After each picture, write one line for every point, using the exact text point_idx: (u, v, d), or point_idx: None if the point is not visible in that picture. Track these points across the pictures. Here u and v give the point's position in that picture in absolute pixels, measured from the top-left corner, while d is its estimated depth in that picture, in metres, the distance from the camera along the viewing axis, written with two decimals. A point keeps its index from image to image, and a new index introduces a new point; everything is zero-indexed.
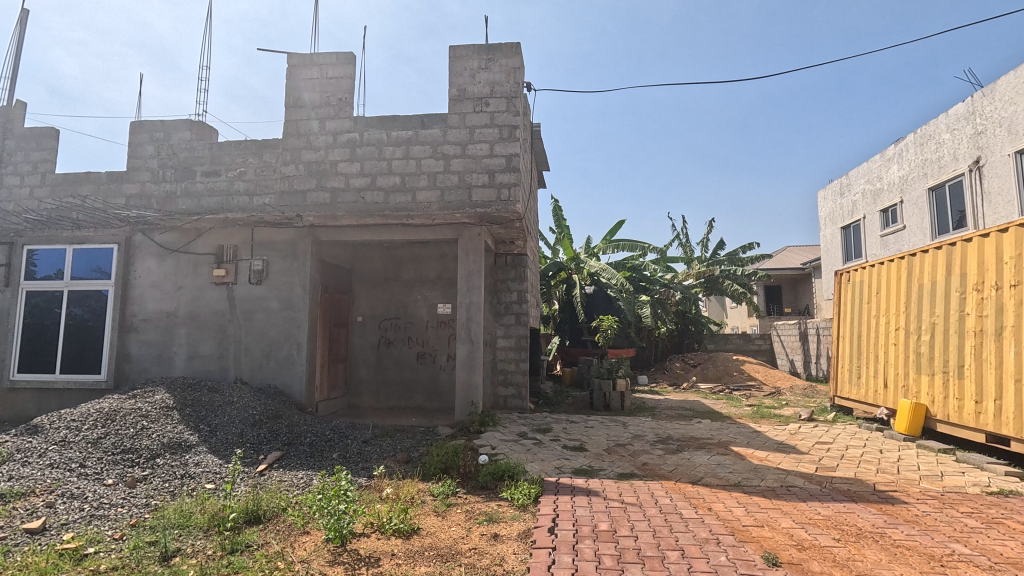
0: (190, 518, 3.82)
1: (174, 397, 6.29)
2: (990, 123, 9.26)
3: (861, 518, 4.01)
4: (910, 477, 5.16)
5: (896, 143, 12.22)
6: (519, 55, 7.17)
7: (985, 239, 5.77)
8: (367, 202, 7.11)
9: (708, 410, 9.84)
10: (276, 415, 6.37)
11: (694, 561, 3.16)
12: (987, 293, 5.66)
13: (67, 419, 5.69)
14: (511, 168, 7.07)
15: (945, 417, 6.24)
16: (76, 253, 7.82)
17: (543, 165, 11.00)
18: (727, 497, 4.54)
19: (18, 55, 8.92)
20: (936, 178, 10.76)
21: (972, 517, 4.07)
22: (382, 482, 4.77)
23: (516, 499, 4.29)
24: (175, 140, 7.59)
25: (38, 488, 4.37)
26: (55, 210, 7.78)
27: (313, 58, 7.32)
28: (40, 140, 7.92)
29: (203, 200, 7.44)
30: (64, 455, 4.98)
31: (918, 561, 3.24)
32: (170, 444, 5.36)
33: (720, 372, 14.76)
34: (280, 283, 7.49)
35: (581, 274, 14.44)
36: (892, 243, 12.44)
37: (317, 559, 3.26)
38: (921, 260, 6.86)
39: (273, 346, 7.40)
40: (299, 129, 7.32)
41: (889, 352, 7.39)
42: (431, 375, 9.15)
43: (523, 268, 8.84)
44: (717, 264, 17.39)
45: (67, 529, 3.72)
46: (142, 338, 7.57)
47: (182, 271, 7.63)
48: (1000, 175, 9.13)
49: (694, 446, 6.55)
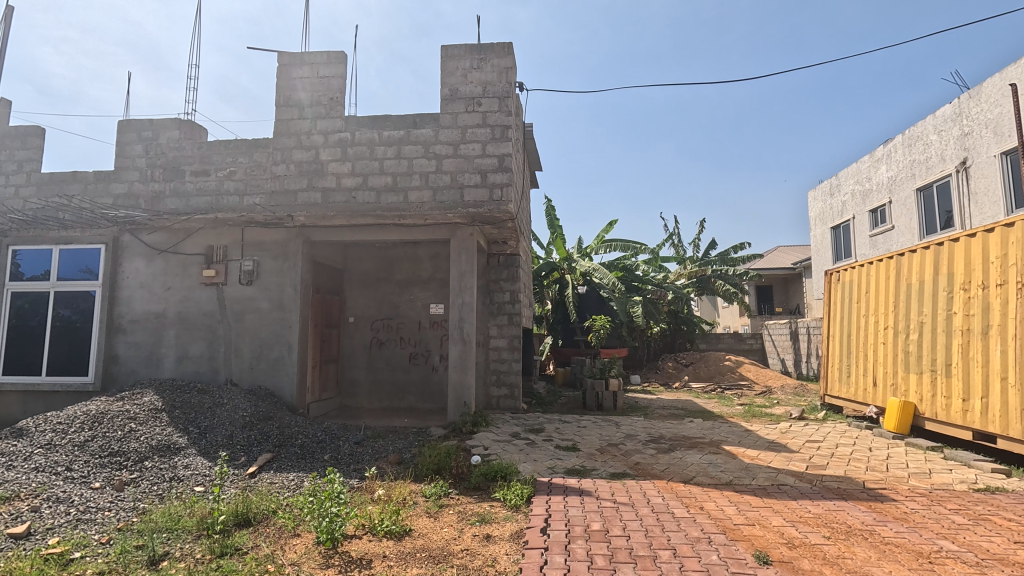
0: (179, 521, 3.79)
1: (163, 399, 6.23)
2: (976, 124, 9.37)
3: (851, 516, 4.04)
4: (898, 474, 5.21)
5: (885, 144, 12.33)
6: (511, 54, 7.16)
7: (971, 238, 5.83)
8: (359, 203, 7.07)
9: (700, 409, 9.87)
10: (267, 417, 6.32)
11: (686, 560, 3.17)
12: (974, 292, 5.72)
13: (53, 422, 5.61)
14: (503, 168, 7.06)
15: (933, 415, 6.31)
16: (64, 253, 7.73)
17: (535, 164, 10.99)
18: (719, 496, 4.55)
19: (3, 54, 8.76)
20: (923, 179, 10.88)
21: (960, 513, 4.12)
22: (374, 483, 4.76)
23: (509, 500, 4.28)
24: (164, 139, 7.51)
25: (23, 492, 4.30)
26: (41, 210, 7.67)
27: (304, 57, 7.27)
28: (26, 139, 7.81)
29: (192, 200, 7.37)
30: (50, 459, 4.92)
31: (908, 558, 3.27)
32: (159, 447, 5.30)
33: (712, 371, 14.84)
34: (271, 284, 7.43)
35: (574, 274, 14.46)
36: (881, 243, 12.54)
37: (308, 561, 3.24)
38: (909, 260, 6.93)
39: (264, 347, 7.34)
40: (291, 129, 7.26)
41: (879, 350, 7.46)
42: (424, 375, 9.13)
43: (516, 268, 8.83)
44: (709, 264, 17.50)
45: (53, 534, 3.68)
46: (130, 340, 7.48)
47: (171, 271, 7.55)
48: (986, 176, 9.25)
49: (685, 445, 6.58)
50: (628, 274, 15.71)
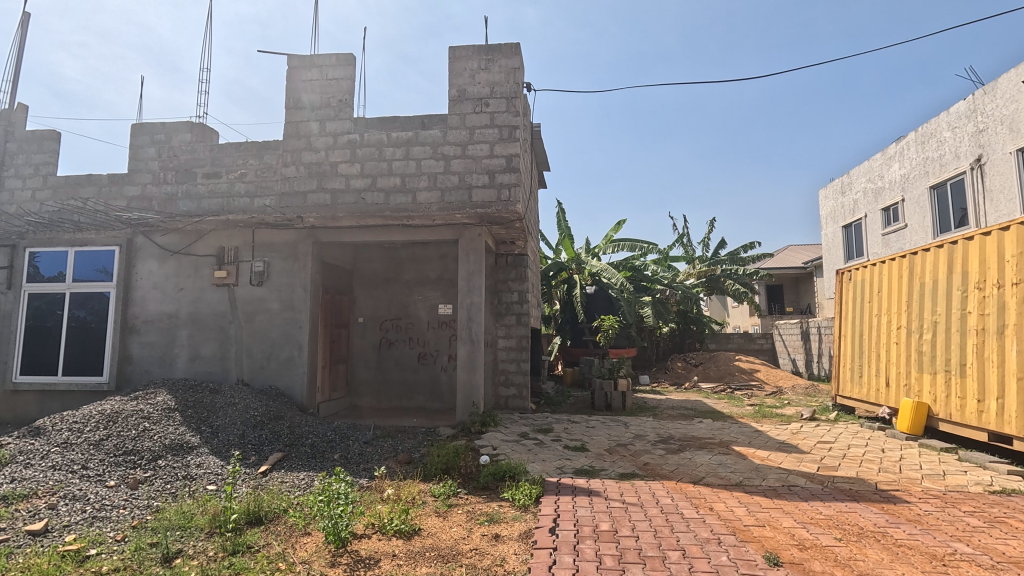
0: (192, 519, 3.85)
1: (176, 398, 6.32)
2: (991, 121, 9.23)
3: (863, 517, 4.01)
4: (911, 476, 5.15)
5: (897, 141, 12.19)
6: (518, 55, 7.17)
7: (987, 237, 5.75)
8: (367, 203, 7.11)
9: (709, 410, 9.83)
10: (277, 417, 6.38)
11: (696, 561, 3.16)
12: (989, 291, 5.65)
13: (69, 420, 5.72)
14: (511, 168, 7.05)
15: (947, 416, 6.23)
16: (79, 254, 7.86)
17: (543, 164, 10.99)
18: (728, 497, 4.53)
19: (20, 59, 8.91)
20: (937, 177, 10.74)
21: (975, 515, 4.07)
22: (383, 482, 4.79)
23: (517, 500, 4.28)
24: (176, 142, 7.61)
25: (40, 490, 4.39)
26: (56, 213, 7.79)
27: (313, 59, 7.34)
28: (41, 143, 7.94)
29: (203, 202, 7.45)
30: (66, 456, 5.01)
31: (922, 560, 3.24)
32: (172, 445, 5.38)
33: (721, 371, 14.72)
34: (280, 285, 7.50)
35: (582, 274, 14.43)
36: (893, 241, 12.41)
37: (318, 559, 3.27)
38: (922, 259, 6.85)
39: (274, 347, 7.41)
40: (299, 131, 7.33)
41: (892, 350, 7.38)
42: (432, 375, 9.16)
43: (524, 268, 8.85)
44: (717, 264, 17.35)
45: (70, 531, 3.74)
46: (144, 340, 7.58)
47: (183, 272, 7.64)
48: (1001, 173, 9.11)
49: (695, 446, 6.54)
50: (636, 273, 15.67)
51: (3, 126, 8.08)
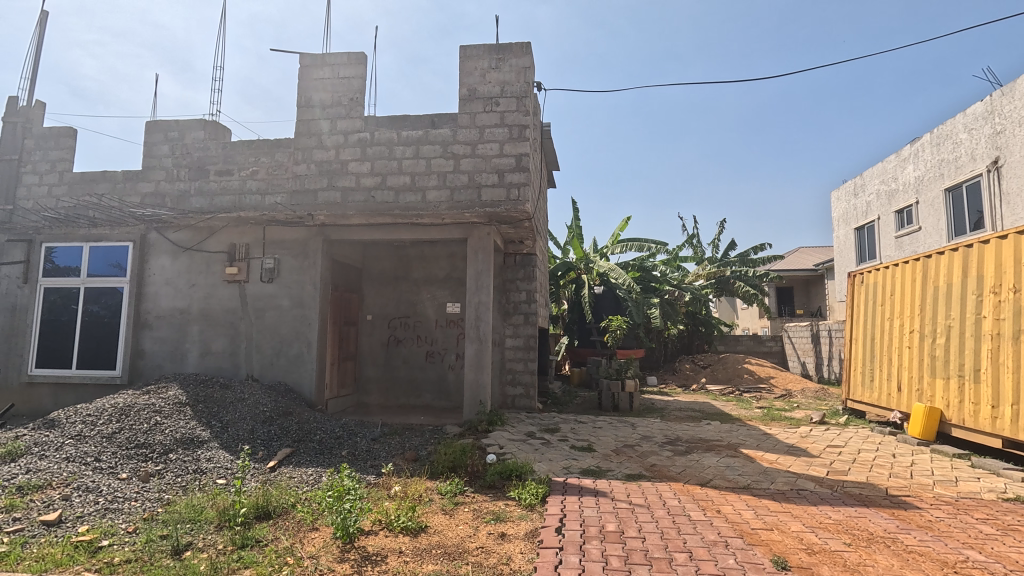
0: (202, 513, 3.88)
1: (187, 393, 6.37)
2: (1009, 123, 9.08)
3: (872, 522, 3.97)
4: (923, 481, 5.09)
5: (912, 143, 12.04)
6: (529, 54, 7.17)
7: (1003, 240, 5.66)
8: (377, 202, 7.14)
9: (718, 412, 9.78)
10: (287, 413, 6.43)
11: (703, 563, 3.15)
12: (1005, 296, 5.55)
13: (83, 414, 5.78)
14: (520, 167, 7.07)
15: (961, 422, 6.14)
16: (93, 250, 7.95)
17: (552, 164, 10.96)
18: (736, 499, 4.51)
19: (37, 57, 9.04)
20: (953, 179, 10.60)
21: (987, 522, 4.02)
22: (390, 480, 4.82)
23: (523, 499, 4.29)
24: (189, 139, 7.69)
25: (54, 481, 4.45)
26: (72, 209, 7.92)
27: (324, 58, 7.39)
28: (58, 140, 8.07)
29: (215, 199, 7.53)
30: (79, 449, 5.07)
31: (932, 567, 3.20)
32: (182, 440, 5.41)
33: (730, 373, 14.60)
34: (291, 282, 7.55)
35: (590, 274, 14.39)
36: (907, 244, 12.27)
37: (326, 555, 3.29)
38: (936, 262, 6.76)
39: (284, 344, 7.46)
40: (311, 129, 7.37)
41: (903, 355, 7.30)
42: (440, 373, 9.20)
43: (532, 268, 8.84)
44: (728, 266, 17.20)
45: (82, 522, 3.80)
46: (156, 335, 7.67)
47: (194, 268, 7.72)
48: (1019, 176, 8.97)
49: (702, 448, 6.52)
50: (645, 274, 15.61)
51: (21, 123, 8.24)
